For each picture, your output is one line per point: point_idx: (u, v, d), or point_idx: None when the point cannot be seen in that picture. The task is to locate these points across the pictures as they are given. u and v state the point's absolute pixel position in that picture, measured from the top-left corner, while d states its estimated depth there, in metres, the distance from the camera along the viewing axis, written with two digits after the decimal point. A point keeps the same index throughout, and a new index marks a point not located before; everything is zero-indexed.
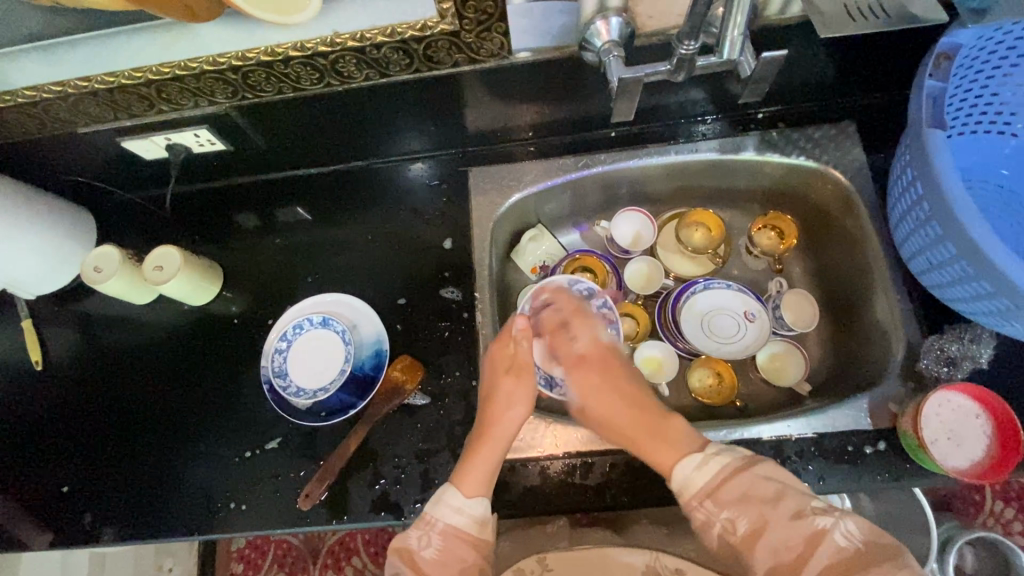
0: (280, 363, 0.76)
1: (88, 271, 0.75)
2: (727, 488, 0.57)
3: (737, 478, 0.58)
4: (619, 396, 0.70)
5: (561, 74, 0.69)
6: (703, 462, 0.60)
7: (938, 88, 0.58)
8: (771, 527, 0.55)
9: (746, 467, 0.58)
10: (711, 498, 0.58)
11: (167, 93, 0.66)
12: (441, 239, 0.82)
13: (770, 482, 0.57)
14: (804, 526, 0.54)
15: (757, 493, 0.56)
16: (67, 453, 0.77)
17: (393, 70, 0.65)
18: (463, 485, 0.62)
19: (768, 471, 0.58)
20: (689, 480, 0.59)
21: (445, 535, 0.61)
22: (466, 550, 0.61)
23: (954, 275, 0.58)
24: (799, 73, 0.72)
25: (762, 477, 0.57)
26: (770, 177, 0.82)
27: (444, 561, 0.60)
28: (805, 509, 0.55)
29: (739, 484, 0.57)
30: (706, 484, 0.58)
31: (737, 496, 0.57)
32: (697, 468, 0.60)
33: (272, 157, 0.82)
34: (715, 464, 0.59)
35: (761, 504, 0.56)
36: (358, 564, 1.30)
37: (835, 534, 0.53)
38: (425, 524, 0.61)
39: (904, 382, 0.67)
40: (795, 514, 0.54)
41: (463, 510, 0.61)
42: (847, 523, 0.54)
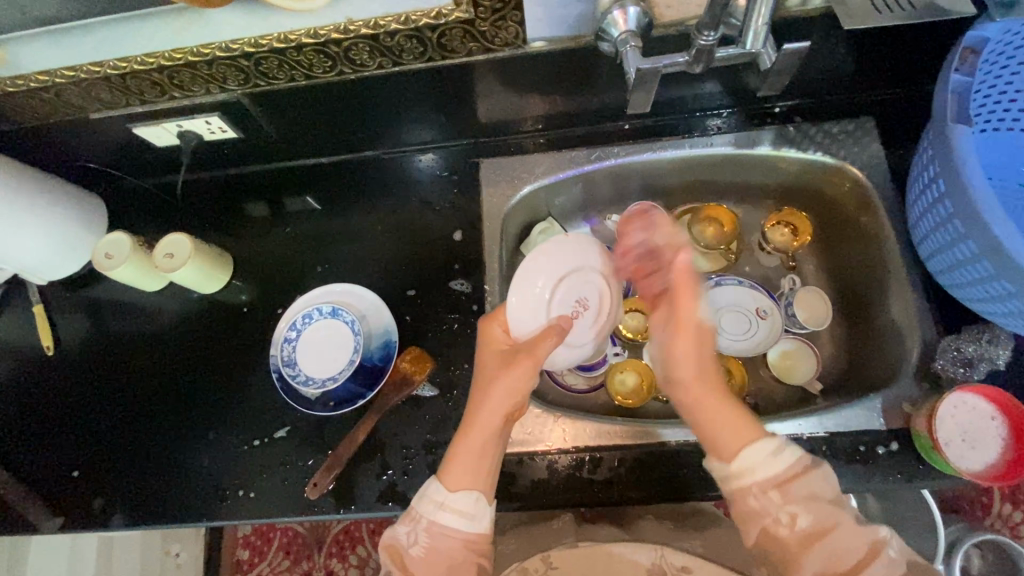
0: (289, 352, 0.76)
1: (99, 258, 0.75)
2: (794, 484, 0.54)
3: (800, 478, 0.54)
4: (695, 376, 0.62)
5: (576, 65, 0.68)
6: (775, 452, 0.55)
7: (963, 83, 0.56)
8: (836, 534, 0.52)
9: (815, 467, 0.55)
10: (778, 489, 0.54)
11: (179, 79, 0.65)
12: (451, 231, 0.81)
13: (828, 483, 0.54)
14: (865, 537, 0.52)
15: (818, 496, 0.54)
16: (78, 439, 0.77)
17: (406, 58, 0.64)
18: (446, 480, 0.61)
19: (827, 473, 0.55)
20: (754, 467, 0.55)
21: (431, 533, 0.58)
22: (457, 549, 0.58)
23: (973, 274, 0.57)
24: (818, 66, 0.71)
25: (820, 480, 0.54)
26: (785, 173, 0.81)
27: (432, 558, 0.58)
28: (866, 520, 0.53)
29: (807, 485, 0.54)
30: (775, 475, 0.54)
31: (806, 494, 0.53)
32: (768, 458, 0.55)
33: (282, 145, 0.82)
34: (784, 458, 0.55)
35: (826, 507, 0.53)
36: (362, 553, 1.31)
37: (890, 549, 0.52)
38: (411, 520, 0.60)
39: (919, 383, 0.66)
40: (858, 524, 0.53)
41: (447, 505, 0.59)
42: (896, 540, 0.53)
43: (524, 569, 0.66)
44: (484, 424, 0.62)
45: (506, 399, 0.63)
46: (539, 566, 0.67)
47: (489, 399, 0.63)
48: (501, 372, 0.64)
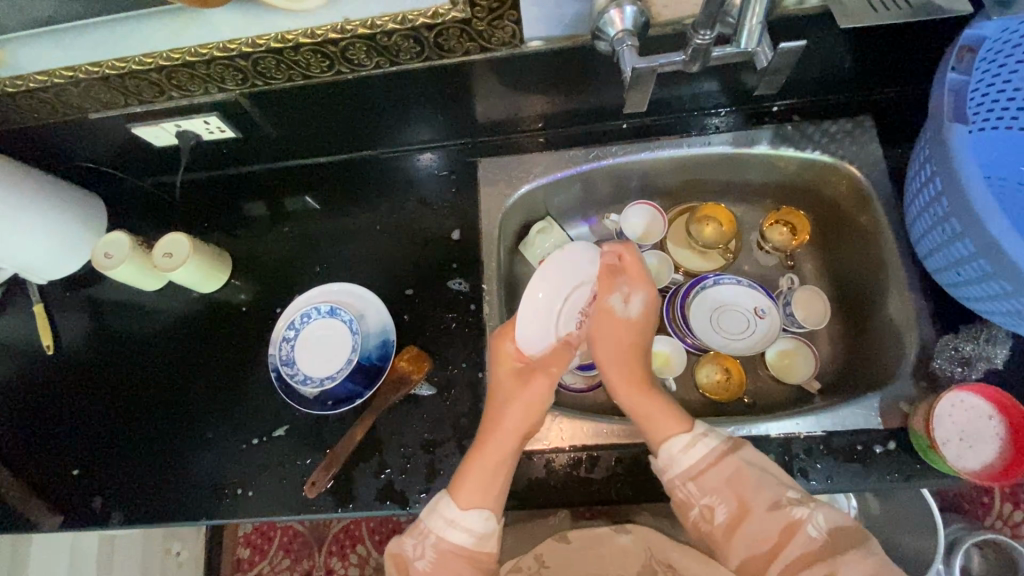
0: (287, 351, 0.76)
1: (99, 257, 0.75)
2: (709, 474, 0.58)
3: (719, 465, 0.58)
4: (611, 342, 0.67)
5: (573, 64, 0.68)
6: (689, 445, 0.59)
7: (959, 82, 0.56)
8: (749, 518, 0.55)
9: (731, 453, 0.58)
10: (695, 481, 0.58)
11: (177, 79, 0.65)
12: (449, 231, 0.81)
13: (751, 469, 0.57)
14: (781, 517, 0.55)
15: (735, 482, 0.57)
16: (78, 437, 0.77)
17: (403, 58, 0.65)
18: (457, 497, 0.61)
19: (748, 457, 0.58)
20: (674, 459, 0.59)
21: (439, 551, 0.59)
22: (461, 566, 0.59)
23: (971, 274, 0.57)
24: (816, 65, 0.71)
25: (741, 464, 0.58)
26: (783, 172, 0.81)
27: (440, 574, 0.59)
28: (783, 500, 0.56)
29: (722, 471, 0.57)
30: (694, 466, 0.58)
31: (721, 481, 0.57)
32: (683, 450, 0.59)
33: (281, 145, 0.82)
34: (702, 448, 0.59)
35: (741, 493, 0.56)
36: (362, 552, 1.31)
37: (811, 527, 0.54)
38: (419, 534, 0.60)
39: (917, 382, 0.66)
40: (773, 505, 0.55)
41: (457, 522, 0.60)
42: (821, 516, 0.54)
43: (522, 568, 0.67)
44: (502, 446, 0.62)
45: (525, 411, 0.64)
46: (536, 565, 0.67)
47: (510, 411, 0.63)
48: (517, 391, 0.64)
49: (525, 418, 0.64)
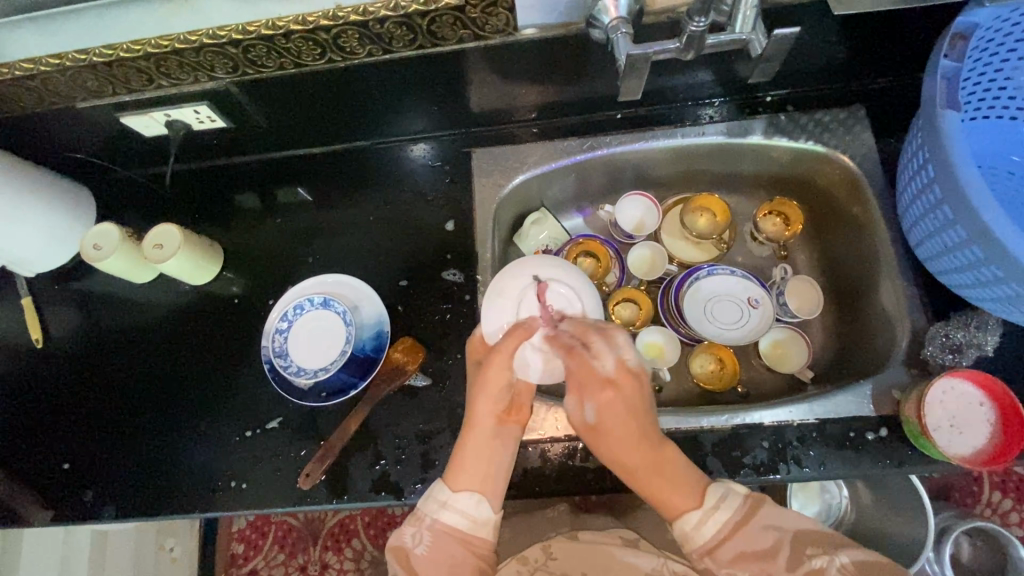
0: (281, 343, 0.76)
1: (88, 249, 0.74)
2: (727, 546, 0.54)
3: (738, 532, 0.54)
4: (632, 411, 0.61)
5: (567, 52, 0.67)
6: (705, 518, 0.56)
7: (952, 69, 0.56)
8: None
9: (747, 521, 0.55)
10: (712, 555, 0.54)
11: (166, 67, 0.64)
12: (443, 222, 0.81)
13: (769, 533, 0.54)
14: (800, 571, 0.52)
15: (754, 549, 0.54)
16: (67, 432, 0.76)
17: (396, 46, 0.64)
18: (450, 479, 0.61)
19: (766, 520, 0.55)
20: (692, 534, 0.56)
21: (435, 532, 0.59)
22: (455, 547, 0.58)
23: (962, 260, 0.57)
24: (810, 55, 0.71)
25: (761, 528, 0.55)
26: (777, 162, 0.81)
27: (436, 560, 0.57)
28: (800, 552, 0.53)
29: (737, 541, 0.54)
30: (710, 539, 0.55)
31: (740, 554, 0.54)
32: (697, 525, 0.56)
33: (272, 135, 0.81)
34: (716, 520, 0.55)
35: (761, 558, 0.53)
36: (358, 546, 1.32)
37: (834, 572, 0.51)
38: (416, 521, 0.60)
39: (908, 369, 0.67)
40: (793, 562, 0.53)
41: (449, 504, 0.60)
42: (843, 559, 0.52)
43: (529, 561, 0.67)
44: (482, 438, 0.62)
45: (498, 394, 0.63)
46: (543, 560, 0.67)
47: (479, 396, 0.63)
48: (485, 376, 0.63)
49: (501, 400, 0.63)
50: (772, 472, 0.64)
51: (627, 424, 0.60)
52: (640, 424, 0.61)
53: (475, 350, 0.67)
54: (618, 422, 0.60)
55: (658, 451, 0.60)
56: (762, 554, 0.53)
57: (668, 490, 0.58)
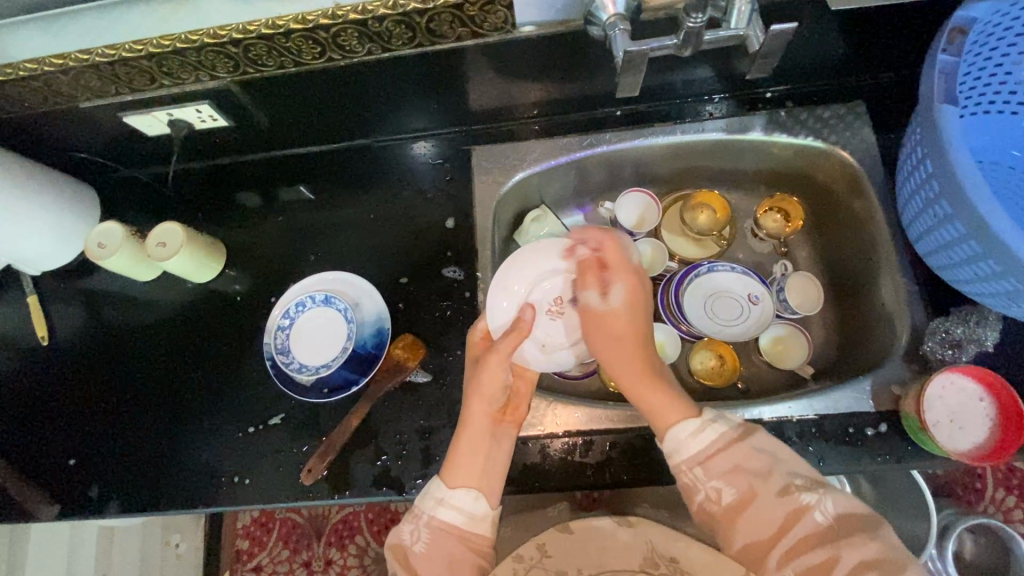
0: (282, 340, 0.76)
1: (92, 247, 0.75)
2: (717, 459, 0.56)
3: (729, 449, 0.56)
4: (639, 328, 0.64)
5: (566, 50, 0.67)
6: (697, 432, 0.57)
7: (950, 64, 0.55)
8: (759, 502, 0.54)
9: (742, 439, 0.57)
10: (704, 465, 0.56)
11: (168, 66, 0.65)
12: (443, 219, 0.81)
13: (763, 456, 0.56)
14: (790, 502, 0.53)
15: (748, 466, 0.55)
16: (73, 429, 0.77)
17: (396, 44, 0.64)
18: (446, 477, 0.62)
19: (760, 443, 0.57)
20: (683, 443, 0.57)
21: (432, 529, 0.60)
22: (452, 544, 0.59)
23: (961, 255, 0.57)
24: (809, 50, 0.71)
25: (754, 449, 0.56)
26: (777, 158, 0.81)
27: (434, 556, 0.59)
28: (791, 485, 0.54)
29: (732, 455, 0.56)
30: (700, 450, 0.57)
31: (730, 466, 0.56)
32: (690, 435, 0.58)
33: (274, 133, 0.82)
34: (711, 433, 0.57)
35: (750, 477, 0.55)
36: (361, 542, 1.33)
37: (818, 512, 0.53)
38: (414, 518, 0.61)
39: (907, 365, 0.67)
40: (782, 490, 0.54)
41: (447, 501, 0.61)
42: (829, 502, 0.53)
43: (525, 559, 0.65)
44: (477, 433, 0.63)
45: (493, 395, 0.64)
46: (539, 557, 0.65)
47: (475, 395, 0.64)
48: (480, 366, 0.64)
49: (496, 400, 0.64)
50: None
51: (621, 342, 0.64)
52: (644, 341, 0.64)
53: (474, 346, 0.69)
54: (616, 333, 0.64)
55: (651, 362, 0.63)
56: (757, 473, 0.55)
57: (659, 401, 0.60)
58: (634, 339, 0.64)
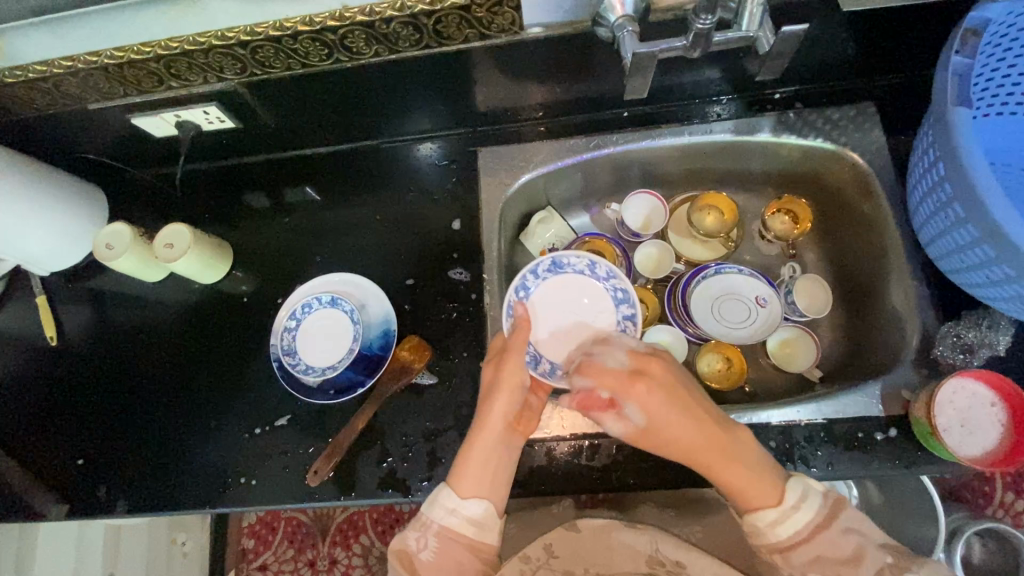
0: (289, 341, 0.76)
1: (100, 248, 0.75)
2: (803, 549, 0.56)
3: (818, 536, 0.56)
4: (678, 394, 0.61)
5: (574, 50, 0.67)
6: (782, 517, 0.57)
7: (963, 65, 0.54)
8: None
9: (829, 523, 0.56)
10: (785, 554, 0.56)
11: (176, 68, 0.65)
12: (449, 220, 0.81)
13: (851, 539, 0.55)
14: None
15: (835, 554, 0.55)
16: (81, 429, 0.78)
17: (403, 46, 0.64)
18: (458, 486, 0.62)
19: (849, 524, 0.56)
20: (767, 531, 0.57)
21: (442, 538, 0.60)
22: (461, 553, 0.60)
23: (973, 259, 0.57)
24: (819, 51, 0.70)
25: (844, 531, 0.56)
26: (785, 160, 0.81)
27: (442, 564, 0.59)
28: (882, 569, 0.54)
29: (818, 545, 0.55)
30: (790, 538, 0.56)
31: (812, 555, 0.55)
32: (772, 524, 0.57)
33: (281, 135, 0.82)
34: (794, 522, 0.56)
35: (840, 564, 0.55)
36: (366, 542, 1.33)
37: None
38: (422, 526, 0.61)
39: (918, 369, 0.66)
40: (868, 568, 0.54)
41: (459, 511, 0.61)
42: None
43: (532, 560, 0.65)
44: (492, 443, 0.63)
45: (512, 396, 0.66)
46: (546, 557, 0.65)
47: (496, 400, 0.65)
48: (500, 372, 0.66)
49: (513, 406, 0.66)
50: None
51: (685, 425, 0.60)
52: (694, 414, 0.60)
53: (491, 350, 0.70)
54: (676, 420, 0.60)
55: (727, 438, 0.60)
56: (843, 559, 0.55)
57: (742, 488, 0.58)
58: (693, 411, 0.60)
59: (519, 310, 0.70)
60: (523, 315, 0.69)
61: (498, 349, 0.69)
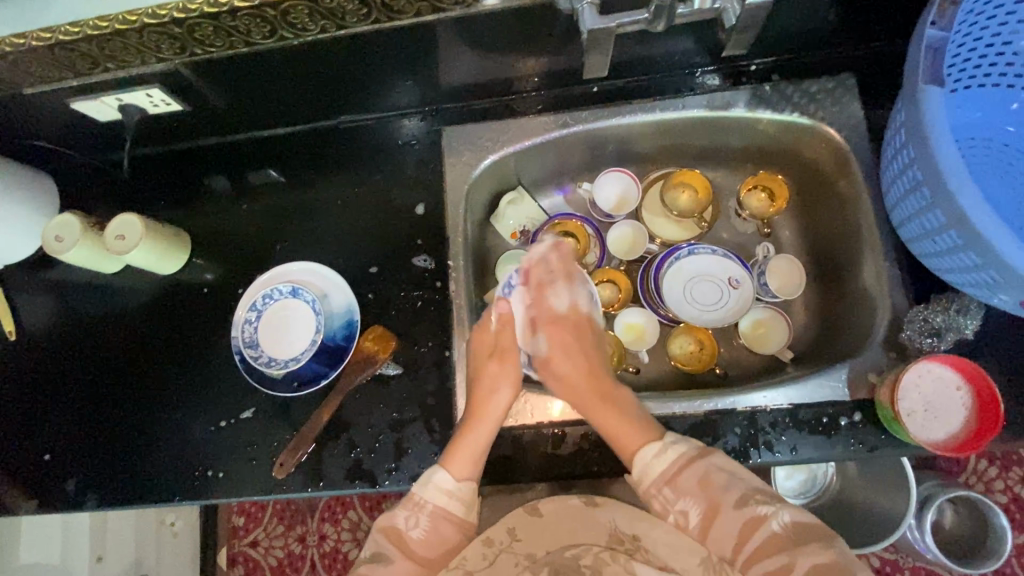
0: (251, 333, 0.74)
1: (50, 241, 0.72)
2: (685, 475, 0.60)
3: (687, 470, 0.60)
4: (581, 337, 0.73)
5: (534, 22, 0.63)
6: (661, 450, 0.61)
7: (938, 39, 0.51)
8: (720, 517, 0.58)
9: (700, 457, 0.61)
10: (669, 485, 0.60)
11: (110, 49, 0.61)
12: (413, 204, 0.79)
13: (722, 473, 0.59)
14: (745, 514, 0.57)
15: (712, 484, 0.59)
16: (46, 423, 0.77)
17: (351, 21, 0.60)
18: (451, 468, 0.63)
19: (720, 463, 0.60)
20: (648, 467, 0.61)
21: (433, 517, 0.62)
22: (448, 527, 0.62)
23: (942, 244, 0.55)
24: (796, 18, 0.66)
25: (715, 467, 0.60)
26: (762, 135, 0.78)
27: (430, 541, 0.61)
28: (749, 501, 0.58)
29: (693, 471, 0.60)
30: (664, 471, 0.60)
31: (693, 483, 0.59)
32: (655, 456, 0.61)
33: (235, 116, 0.78)
34: (672, 453, 0.61)
35: (712, 493, 0.59)
36: (354, 517, 1.35)
37: (773, 522, 0.57)
38: (411, 505, 0.62)
39: (886, 352, 0.65)
40: (739, 503, 0.58)
41: (453, 493, 0.62)
42: (785, 513, 0.57)
43: None
44: (492, 419, 0.65)
45: (496, 389, 0.67)
46: None
47: (501, 395, 0.67)
48: (501, 367, 0.69)
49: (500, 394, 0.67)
50: (744, 458, 0.64)
51: (578, 366, 0.70)
52: (590, 359, 0.71)
53: (477, 343, 0.70)
54: (573, 366, 0.70)
55: (611, 391, 0.67)
56: (716, 489, 0.59)
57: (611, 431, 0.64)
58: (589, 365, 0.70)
59: (503, 311, 0.73)
60: (508, 313, 0.73)
61: (490, 346, 0.70)
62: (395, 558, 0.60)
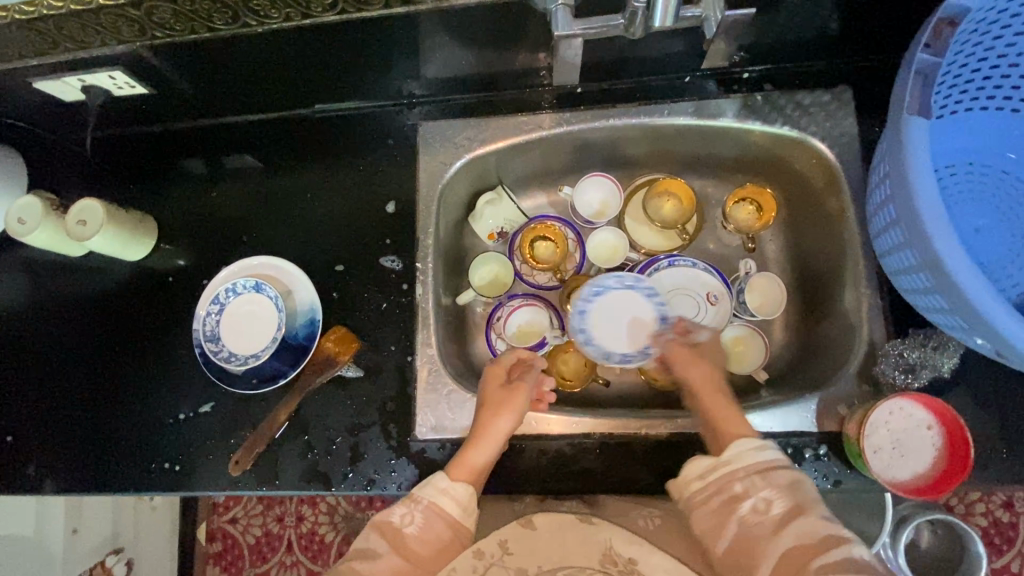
0: (212, 326, 0.73)
1: (12, 222, 0.71)
2: (768, 472, 0.55)
3: (772, 474, 0.55)
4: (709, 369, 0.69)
5: (511, 17, 0.59)
6: (752, 452, 0.57)
7: (929, 64, 0.49)
8: (797, 519, 0.52)
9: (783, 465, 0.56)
10: (761, 478, 0.55)
11: (68, 30, 0.58)
12: (385, 202, 0.76)
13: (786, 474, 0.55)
14: (817, 529, 0.51)
15: (782, 482, 0.55)
16: (8, 405, 0.77)
17: (316, 11, 0.57)
18: (451, 470, 0.61)
19: (791, 472, 0.55)
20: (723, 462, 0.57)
21: (428, 513, 0.57)
22: (444, 526, 0.57)
23: (918, 281, 0.52)
24: (792, 26, 0.62)
25: (783, 472, 0.55)
26: (752, 146, 0.74)
27: (426, 539, 0.56)
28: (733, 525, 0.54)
29: (775, 475, 0.55)
30: (755, 464, 0.56)
31: (779, 482, 0.55)
32: (752, 452, 0.57)
33: (206, 101, 0.75)
34: (762, 451, 0.57)
35: (779, 495, 0.54)
36: (331, 501, 1.36)
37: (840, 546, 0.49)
38: (409, 501, 0.58)
39: (859, 385, 0.63)
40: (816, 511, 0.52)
41: (448, 492, 0.58)
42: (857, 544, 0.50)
43: None
44: (498, 438, 0.63)
45: (506, 413, 0.64)
46: None
47: (507, 419, 0.64)
48: (513, 395, 0.66)
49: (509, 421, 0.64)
50: None
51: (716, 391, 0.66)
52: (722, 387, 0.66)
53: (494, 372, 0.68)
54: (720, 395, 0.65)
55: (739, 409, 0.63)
56: (780, 486, 0.54)
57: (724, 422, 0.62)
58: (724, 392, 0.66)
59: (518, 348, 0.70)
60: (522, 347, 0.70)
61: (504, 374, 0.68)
62: (385, 554, 0.54)
